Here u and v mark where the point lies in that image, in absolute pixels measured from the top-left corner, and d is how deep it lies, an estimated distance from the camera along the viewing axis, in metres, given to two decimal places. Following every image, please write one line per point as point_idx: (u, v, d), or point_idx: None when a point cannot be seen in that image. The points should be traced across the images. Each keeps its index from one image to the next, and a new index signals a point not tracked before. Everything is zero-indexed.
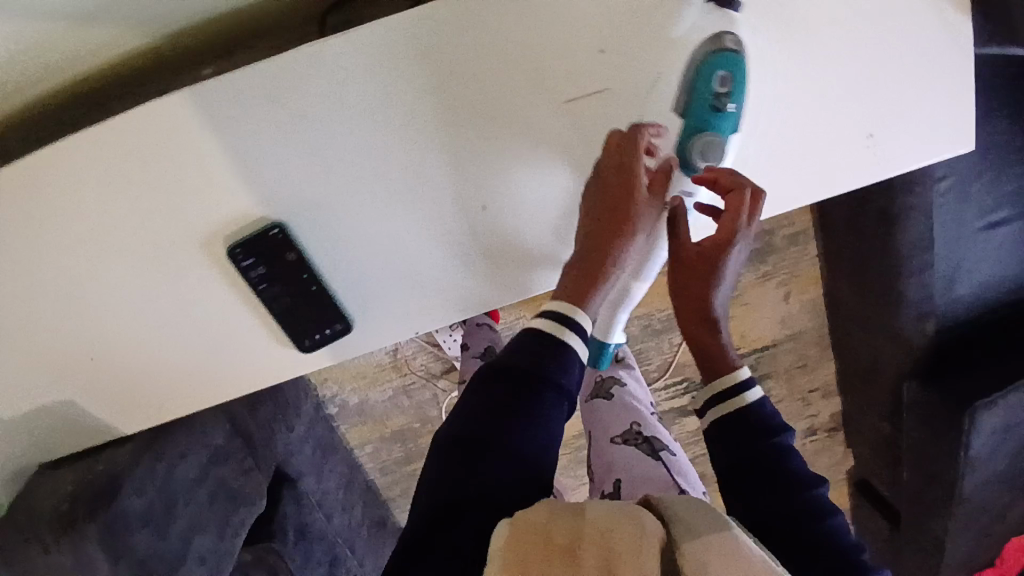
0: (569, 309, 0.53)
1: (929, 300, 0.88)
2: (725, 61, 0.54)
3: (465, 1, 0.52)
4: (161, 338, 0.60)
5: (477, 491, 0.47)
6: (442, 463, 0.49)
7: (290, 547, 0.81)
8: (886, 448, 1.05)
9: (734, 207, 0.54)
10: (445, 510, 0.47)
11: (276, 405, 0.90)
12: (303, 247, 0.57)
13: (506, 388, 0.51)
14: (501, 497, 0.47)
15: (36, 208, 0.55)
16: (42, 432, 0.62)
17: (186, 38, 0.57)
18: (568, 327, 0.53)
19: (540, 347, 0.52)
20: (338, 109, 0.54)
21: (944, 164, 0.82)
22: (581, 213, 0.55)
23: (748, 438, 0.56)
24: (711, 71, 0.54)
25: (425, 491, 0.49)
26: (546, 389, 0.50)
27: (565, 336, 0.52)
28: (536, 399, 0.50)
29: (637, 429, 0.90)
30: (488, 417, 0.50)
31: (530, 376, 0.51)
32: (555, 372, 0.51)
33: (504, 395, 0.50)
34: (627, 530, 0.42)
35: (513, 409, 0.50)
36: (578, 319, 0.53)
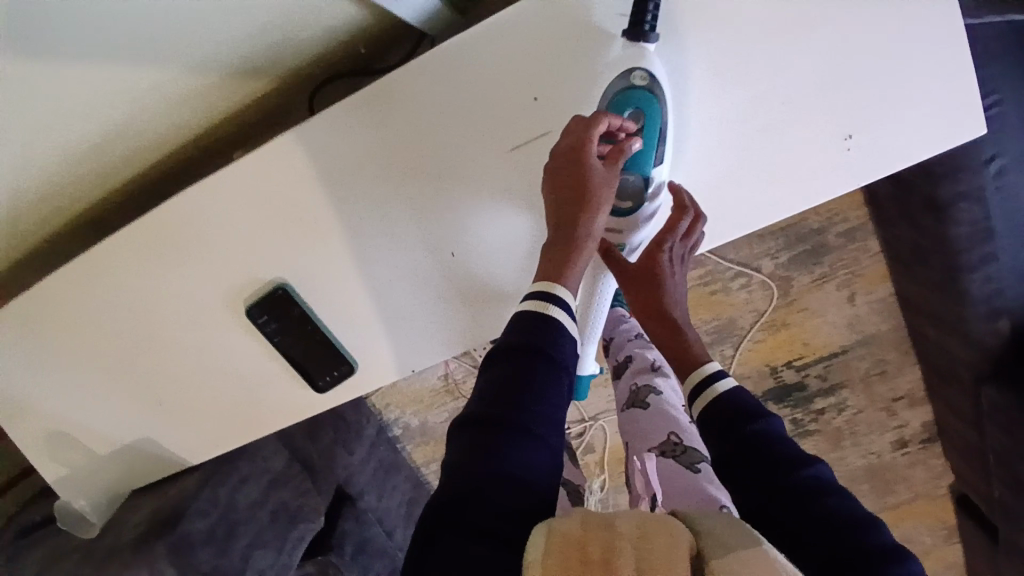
0: (549, 287, 0.53)
1: (1000, 294, 0.80)
2: (638, 98, 0.55)
3: (409, 75, 0.58)
4: (205, 386, 0.71)
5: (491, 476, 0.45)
6: (459, 448, 0.47)
7: (347, 561, 0.89)
8: (978, 459, 0.94)
9: (672, 221, 0.60)
10: (462, 502, 0.44)
11: (338, 431, 1.00)
12: (306, 305, 0.66)
13: (508, 368, 0.49)
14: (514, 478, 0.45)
15: (99, 288, 0.68)
16: (129, 464, 0.76)
17: (200, 135, 0.69)
18: (550, 304, 0.52)
19: (535, 324, 0.51)
20: (316, 182, 0.62)
21: (992, 144, 0.75)
22: (548, 196, 0.56)
23: (729, 424, 0.56)
24: (620, 110, 0.56)
25: (442, 480, 0.46)
26: (545, 363, 0.49)
27: (550, 312, 0.51)
28: (538, 375, 0.49)
29: (676, 438, 0.79)
30: (495, 395, 0.48)
31: (531, 351, 0.49)
32: (553, 344, 0.50)
33: (504, 377, 0.49)
34: (661, 538, 0.42)
35: (516, 388, 0.48)
36: (559, 295, 0.52)
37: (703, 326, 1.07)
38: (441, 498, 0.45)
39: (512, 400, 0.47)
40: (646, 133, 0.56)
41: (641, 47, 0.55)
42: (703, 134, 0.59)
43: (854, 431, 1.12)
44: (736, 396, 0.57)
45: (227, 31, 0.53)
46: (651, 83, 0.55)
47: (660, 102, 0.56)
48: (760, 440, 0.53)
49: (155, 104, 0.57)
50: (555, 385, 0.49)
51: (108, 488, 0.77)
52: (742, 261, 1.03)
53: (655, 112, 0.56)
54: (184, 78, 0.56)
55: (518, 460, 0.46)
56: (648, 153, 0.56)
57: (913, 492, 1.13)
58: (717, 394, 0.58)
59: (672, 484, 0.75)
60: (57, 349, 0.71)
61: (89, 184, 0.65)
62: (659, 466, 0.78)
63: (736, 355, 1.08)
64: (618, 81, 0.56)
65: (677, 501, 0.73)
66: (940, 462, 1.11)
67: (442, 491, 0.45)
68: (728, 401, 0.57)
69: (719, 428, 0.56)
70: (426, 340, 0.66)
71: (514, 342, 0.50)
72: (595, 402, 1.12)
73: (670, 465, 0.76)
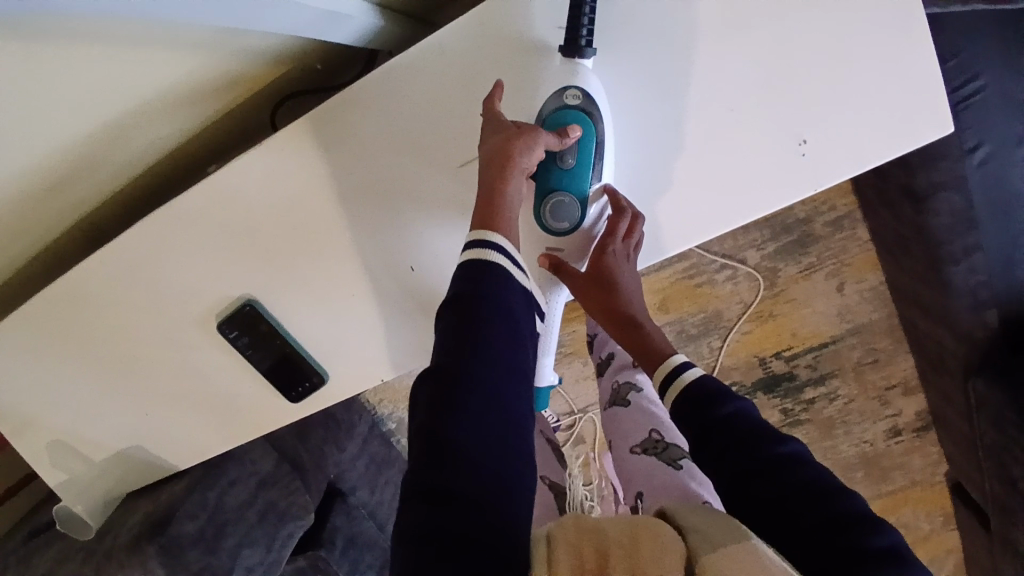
0: (484, 235, 0.51)
1: (987, 285, 0.76)
2: (573, 120, 0.55)
3: (363, 96, 0.60)
4: (184, 398, 0.74)
5: (448, 445, 0.43)
6: (428, 412, 0.45)
7: (336, 556, 0.93)
8: (969, 446, 0.92)
9: (612, 226, 0.59)
10: (424, 477, 0.43)
11: (328, 429, 1.03)
12: (274, 320, 0.68)
13: (451, 322, 0.47)
14: (472, 442, 0.43)
15: (78, 309, 0.70)
16: (121, 471, 0.80)
17: (171, 158, 0.71)
18: (487, 251, 0.50)
19: (473, 275, 0.49)
20: (279, 200, 0.64)
21: (973, 133, 0.72)
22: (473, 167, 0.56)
23: (700, 408, 0.57)
24: (553, 129, 0.55)
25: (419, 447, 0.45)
26: (488, 312, 0.47)
27: (488, 258, 0.50)
28: (480, 324, 0.46)
29: (657, 435, 0.78)
30: (454, 347, 0.46)
31: (471, 302, 0.47)
32: (496, 294, 0.48)
33: (448, 333, 0.47)
34: (648, 539, 0.41)
35: (459, 342, 0.46)
36: (494, 241, 0.50)
37: (690, 319, 1.07)
38: (410, 474, 0.44)
39: (456, 355, 0.46)
40: (579, 153, 0.56)
41: (576, 63, 0.55)
42: (648, 148, 0.59)
43: (846, 420, 1.09)
44: (702, 382, 0.59)
45: (188, 68, 0.54)
46: (585, 102, 0.55)
47: (595, 122, 0.56)
48: (730, 419, 0.54)
49: (125, 134, 0.58)
50: (504, 334, 0.47)
51: (106, 493, 0.81)
52: (726, 254, 1.04)
53: (589, 133, 0.56)
54: (147, 113, 0.57)
55: (473, 423, 0.44)
56: (579, 175, 0.57)
57: (908, 479, 1.11)
58: (686, 382, 0.60)
59: (654, 481, 0.73)
60: (47, 366, 0.74)
61: (63, 215, 0.67)
62: (640, 463, 0.77)
63: (724, 347, 1.08)
64: (552, 100, 0.56)
65: (657, 498, 0.71)
66: (935, 450, 1.09)
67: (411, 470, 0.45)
68: (697, 387, 0.59)
69: (690, 411, 0.58)
70: (391, 351, 0.67)
71: (456, 294, 0.48)
72: (584, 394, 1.14)
73: (651, 463, 0.75)
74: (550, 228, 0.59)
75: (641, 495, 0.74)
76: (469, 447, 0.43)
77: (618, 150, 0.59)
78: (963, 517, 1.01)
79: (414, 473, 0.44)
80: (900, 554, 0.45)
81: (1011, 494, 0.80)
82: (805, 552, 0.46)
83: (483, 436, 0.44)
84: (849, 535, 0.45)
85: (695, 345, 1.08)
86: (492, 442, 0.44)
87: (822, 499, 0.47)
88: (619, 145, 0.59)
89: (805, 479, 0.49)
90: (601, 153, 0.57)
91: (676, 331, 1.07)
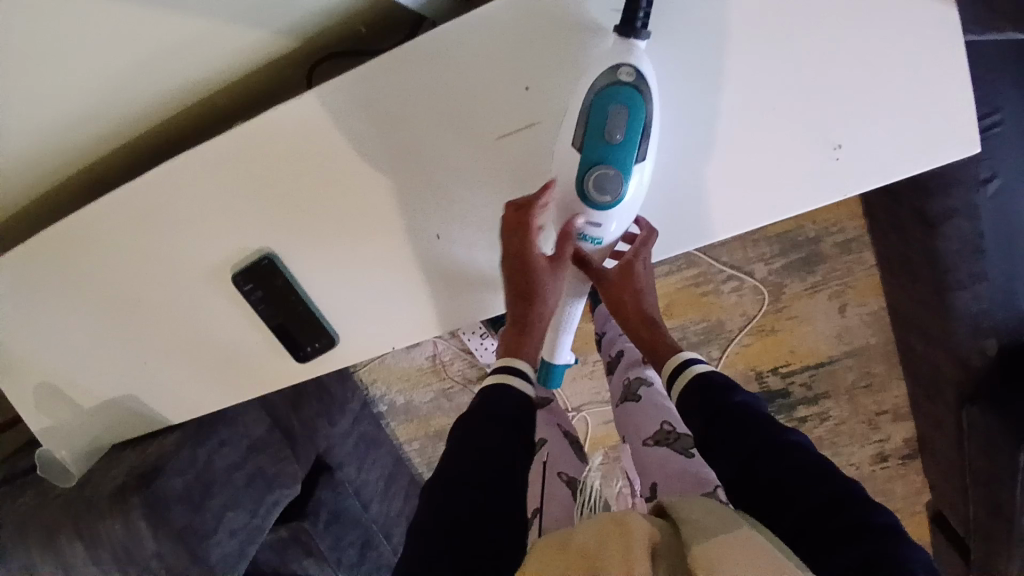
0: (509, 361, 0.62)
1: (989, 313, 0.78)
2: (623, 95, 0.55)
3: (407, 57, 0.60)
4: (187, 350, 0.73)
5: (448, 511, 0.50)
6: (437, 484, 0.53)
7: (318, 528, 0.91)
8: (956, 475, 0.93)
9: (643, 241, 0.64)
10: (424, 535, 0.50)
11: (321, 402, 1.02)
12: (291, 276, 0.67)
13: (460, 430, 0.57)
14: (467, 510, 0.50)
15: (89, 249, 0.69)
16: (112, 420, 0.78)
17: (202, 109, 0.70)
18: (511, 374, 0.61)
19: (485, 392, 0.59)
20: (311, 155, 0.63)
21: (988, 164, 0.74)
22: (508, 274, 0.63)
23: (704, 398, 0.60)
24: (606, 103, 0.55)
25: (424, 512, 0.52)
26: (487, 417, 0.57)
27: (507, 380, 0.60)
28: (479, 427, 0.56)
29: (668, 425, 0.78)
30: (467, 435, 0.56)
31: (474, 415, 0.57)
32: (494, 404, 0.58)
33: (455, 439, 0.56)
34: (613, 534, 0.44)
35: (462, 442, 0.55)
36: (514, 366, 0.62)
37: (692, 326, 1.08)
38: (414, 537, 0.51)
39: (458, 452, 0.54)
40: (628, 129, 0.56)
41: (631, 43, 0.55)
42: (691, 139, 0.60)
43: (835, 441, 1.11)
44: (709, 375, 0.62)
45: (233, 6, 0.53)
46: (637, 80, 0.55)
47: (646, 100, 0.55)
48: (736, 407, 0.57)
49: (160, 67, 0.58)
50: (504, 430, 0.56)
51: (92, 441, 0.79)
52: (734, 264, 1.05)
53: (639, 110, 0.55)
54: (184, 48, 0.56)
55: (469, 497, 0.51)
56: (626, 149, 0.56)
57: (889, 507, 1.12)
58: (691, 375, 0.63)
59: (668, 470, 0.73)
60: (49, 304, 0.72)
61: (83, 147, 0.65)
62: (653, 455, 0.77)
63: (722, 357, 1.09)
64: (605, 75, 0.55)
65: (673, 486, 0.71)
66: (919, 479, 1.10)
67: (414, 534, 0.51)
68: (706, 378, 0.62)
69: (696, 401, 0.60)
70: (407, 317, 0.68)
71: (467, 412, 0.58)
72: (580, 392, 1.13)
73: (664, 453, 0.75)
74: (594, 203, 0.58)
75: (657, 485, 0.74)
76: (466, 513, 0.50)
77: (662, 135, 0.60)
78: (941, 548, 1.02)
79: (416, 534, 0.51)
80: (897, 531, 0.46)
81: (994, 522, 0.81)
82: (797, 538, 0.48)
83: (479, 504, 0.51)
84: (840, 516, 0.46)
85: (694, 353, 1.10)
86: (486, 512, 0.51)
87: (811, 484, 0.49)
88: (665, 131, 0.60)
89: (797, 464, 0.51)
90: (648, 133, 0.56)
91: (677, 337, 1.09)
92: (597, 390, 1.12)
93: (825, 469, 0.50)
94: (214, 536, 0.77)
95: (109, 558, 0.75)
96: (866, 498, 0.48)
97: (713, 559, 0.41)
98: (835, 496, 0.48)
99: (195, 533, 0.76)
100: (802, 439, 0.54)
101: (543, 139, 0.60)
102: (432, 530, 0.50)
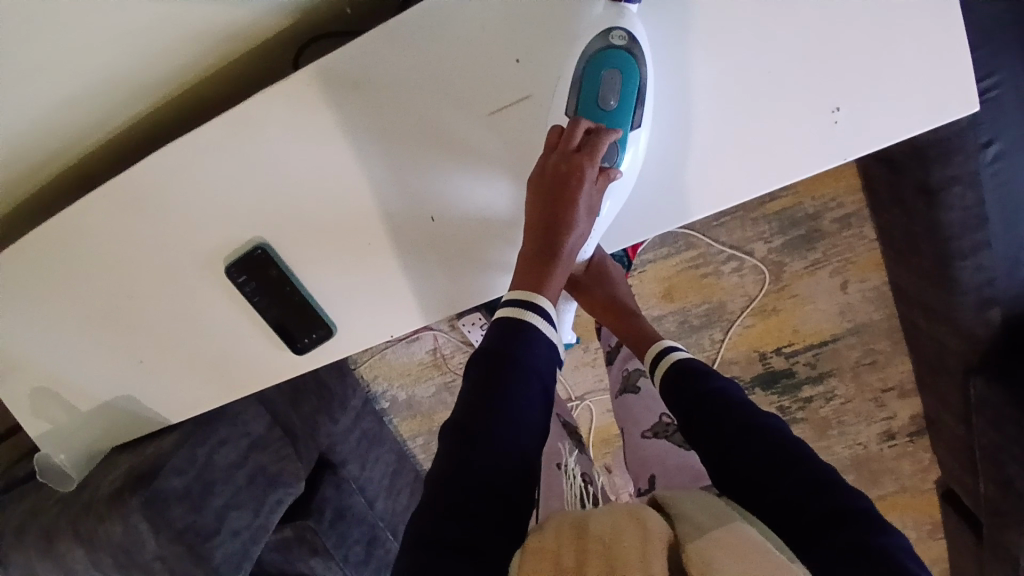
0: (529, 296, 0.58)
1: (993, 283, 0.76)
2: (615, 59, 0.56)
3: (392, 36, 0.59)
4: (182, 346, 0.71)
5: (471, 474, 0.49)
6: (445, 459, 0.50)
7: (324, 527, 0.90)
8: (964, 451, 0.91)
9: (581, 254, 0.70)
10: (443, 493, 0.48)
11: (321, 399, 1.01)
12: (285, 266, 0.66)
13: (480, 374, 0.53)
14: (490, 474, 0.49)
15: (78, 247, 0.68)
16: (108, 422, 0.77)
17: (188, 101, 0.69)
18: (528, 311, 0.57)
19: (509, 333, 0.55)
20: (299, 139, 0.62)
21: (987, 128, 0.70)
22: (535, 201, 0.60)
23: (686, 385, 0.61)
24: (599, 70, 0.57)
25: (431, 490, 0.50)
26: (516, 370, 0.53)
27: (527, 318, 0.56)
28: (509, 381, 0.52)
29: (667, 419, 0.80)
30: (477, 400, 0.52)
31: (502, 360, 0.53)
32: (524, 354, 0.54)
33: (475, 387, 0.53)
34: (630, 535, 0.43)
35: (486, 394, 0.52)
36: (539, 304, 0.58)
37: (693, 309, 1.07)
38: (420, 519, 0.48)
39: (482, 406, 0.51)
40: (621, 95, 0.57)
41: (621, 8, 0.56)
42: (682, 113, 0.59)
43: (841, 420, 1.10)
44: (689, 361, 0.64)
45: None
46: (629, 43, 0.56)
47: (639, 63, 0.57)
48: (715, 392, 0.58)
49: (141, 57, 0.56)
50: (530, 387, 0.53)
51: (90, 444, 0.78)
52: (734, 244, 1.04)
53: (632, 74, 0.57)
54: (163, 35, 0.55)
55: (493, 458, 0.49)
56: (622, 113, 0.58)
57: (899, 485, 1.11)
58: (673, 361, 0.65)
59: (666, 464, 0.76)
60: (40, 306, 0.71)
61: (68, 143, 0.64)
62: (652, 447, 0.79)
63: (725, 339, 1.08)
64: (596, 40, 0.57)
65: (672, 480, 0.73)
66: (928, 456, 1.09)
67: (428, 485, 0.50)
68: (684, 365, 0.64)
69: (678, 386, 0.62)
70: (405, 303, 0.67)
71: (489, 349, 0.55)
72: (582, 381, 1.12)
73: (663, 446, 0.78)
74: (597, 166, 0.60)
75: (655, 478, 0.75)
76: (490, 477, 0.49)
77: (656, 108, 0.59)
78: (951, 525, 1.00)
79: (431, 489, 0.50)
80: (876, 516, 0.46)
81: (1005, 499, 0.79)
82: (783, 523, 0.48)
83: (501, 469, 0.49)
84: (820, 501, 0.47)
85: (697, 336, 1.09)
86: (508, 474, 0.50)
87: (791, 467, 0.50)
88: (658, 104, 0.59)
89: (775, 445, 0.52)
90: (644, 97, 0.58)
91: (678, 320, 1.08)
92: (599, 378, 1.11)
93: (809, 457, 0.51)
94: (218, 536, 0.76)
95: (110, 562, 0.74)
96: (845, 483, 0.49)
97: (714, 555, 0.41)
98: (822, 484, 0.48)
99: (197, 533, 0.75)
100: (784, 427, 0.55)
101: (537, 113, 0.60)
102: (454, 490, 0.48)
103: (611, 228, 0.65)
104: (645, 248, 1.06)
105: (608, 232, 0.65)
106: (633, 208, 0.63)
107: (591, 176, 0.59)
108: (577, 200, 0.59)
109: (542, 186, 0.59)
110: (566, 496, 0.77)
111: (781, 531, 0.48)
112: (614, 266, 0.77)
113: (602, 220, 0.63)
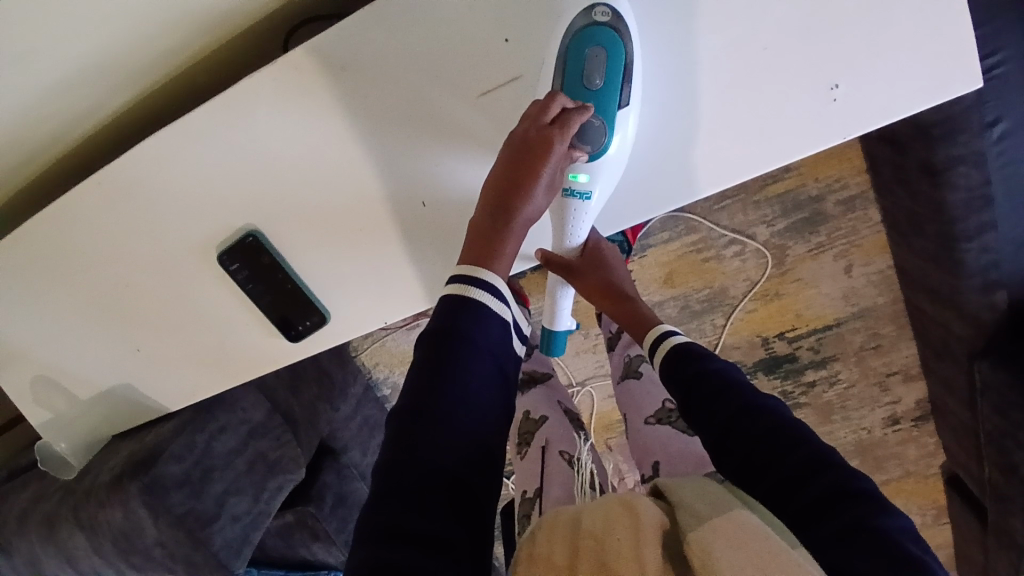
0: (473, 271, 0.54)
1: (998, 265, 0.74)
2: (600, 36, 0.54)
3: (376, 18, 0.58)
4: (178, 334, 0.71)
5: (423, 461, 0.45)
6: (392, 442, 0.47)
7: (325, 512, 0.93)
8: (969, 437, 0.90)
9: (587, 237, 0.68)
10: (393, 479, 0.45)
11: (323, 387, 1.00)
12: (277, 253, 0.66)
13: (426, 355, 0.50)
14: (449, 459, 0.46)
15: (70, 236, 0.68)
16: (107, 410, 0.78)
17: (177, 86, 0.68)
18: (472, 286, 0.53)
19: (454, 309, 0.51)
20: (289, 125, 0.62)
21: (994, 106, 0.68)
22: (503, 171, 0.56)
23: (684, 368, 0.61)
24: (583, 47, 0.55)
25: (381, 476, 0.46)
26: (461, 347, 0.49)
27: (471, 295, 0.52)
28: (456, 360, 0.49)
29: (669, 405, 0.80)
30: (429, 379, 0.48)
31: (449, 339, 0.50)
32: (470, 328, 0.50)
33: (422, 365, 0.49)
34: (623, 532, 0.42)
35: (432, 374, 0.48)
36: (486, 279, 0.53)
37: (695, 294, 1.07)
38: (370, 514, 0.45)
39: (432, 388, 0.48)
40: (607, 73, 0.55)
41: None
42: (673, 90, 0.58)
43: (845, 406, 1.09)
44: (686, 346, 0.63)
45: None
46: (613, 20, 0.55)
47: (623, 40, 0.55)
48: (711, 374, 0.58)
49: (129, 41, 0.56)
50: (478, 363, 0.50)
51: (89, 432, 0.79)
52: (736, 228, 1.02)
53: (618, 51, 0.55)
54: (147, 19, 0.54)
55: (448, 442, 0.46)
56: (608, 93, 0.56)
57: (903, 470, 1.10)
58: (672, 345, 0.64)
59: (670, 450, 0.75)
60: (36, 296, 0.71)
61: (58, 132, 0.64)
62: (654, 433, 0.79)
63: (727, 325, 1.08)
64: (579, 17, 0.55)
65: (676, 466, 0.73)
66: (933, 441, 1.08)
67: (377, 472, 0.47)
68: (681, 349, 0.63)
69: (676, 370, 0.62)
70: (399, 290, 0.67)
71: (437, 328, 0.50)
72: (583, 367, 1.11)
73: (666, 432, 0.77)
74: (586, 151, 0.57)
75: (658, 464, 0.75)
76: (443, 463, 0.46)
77: (647, 86, 0.58)
78: (954, 509, 1.00)
79: (379, 475, 0.46)
80: (878, 498, 0.46)
81: (1007, 484, 0.78)
82: (779, 506, 0.48)
83: (461, 455, 0.47)
84: (815, 482, 0.47)
85: (699, 321, 1.08)
86: (467, 461, 0.47)
87: (783, 448, 0.50)
88: (650, 83, 0.58)
89: (772, 427, 0.51)
90: (630, 75, 0.56)
91: (680, 306, 1.07)
92: (600, 364, 1.10)
93: (802, 437, 0.50)
94: (217, 521, 0.78)
95: (112, 547, 0.76)
96: (843, 463, 0.48)
97: (715, 543, 0.41)
98: (812, 468, 0.48)
99: (196, 518, 0.76)
100: (780, 407, 0.54)
101: (528, 93, 0.59)
102: (405, 477, 0.45)
103: (605, 209, 0.64)
104: (645, 233, 1.05)
105: (603, 214, 0.64)
106: (627, 188, 0.62)
107: (562, 158, 0.57)
108: (542, 175, 0.56)
109: (514, 160, 0.56)
110: (570, 487, 0.77)
111: (780, 514, 0.48)
112: (608, 249, 0.75)
113: (596, 201, 0.61)
